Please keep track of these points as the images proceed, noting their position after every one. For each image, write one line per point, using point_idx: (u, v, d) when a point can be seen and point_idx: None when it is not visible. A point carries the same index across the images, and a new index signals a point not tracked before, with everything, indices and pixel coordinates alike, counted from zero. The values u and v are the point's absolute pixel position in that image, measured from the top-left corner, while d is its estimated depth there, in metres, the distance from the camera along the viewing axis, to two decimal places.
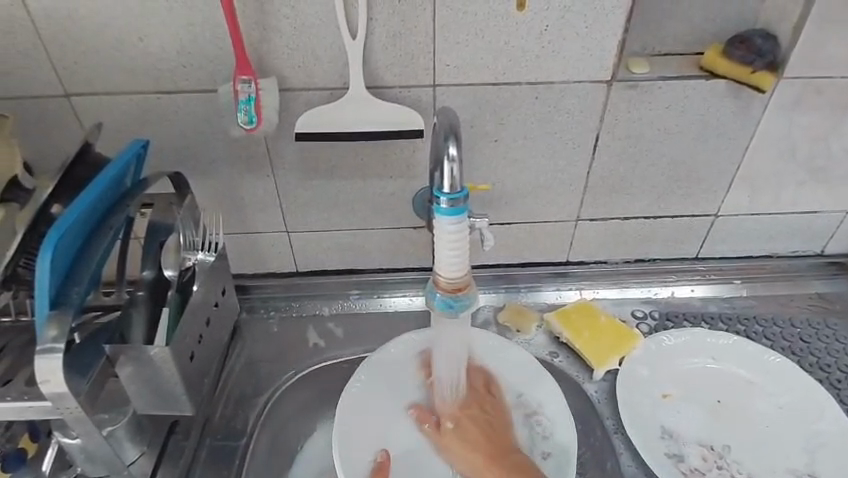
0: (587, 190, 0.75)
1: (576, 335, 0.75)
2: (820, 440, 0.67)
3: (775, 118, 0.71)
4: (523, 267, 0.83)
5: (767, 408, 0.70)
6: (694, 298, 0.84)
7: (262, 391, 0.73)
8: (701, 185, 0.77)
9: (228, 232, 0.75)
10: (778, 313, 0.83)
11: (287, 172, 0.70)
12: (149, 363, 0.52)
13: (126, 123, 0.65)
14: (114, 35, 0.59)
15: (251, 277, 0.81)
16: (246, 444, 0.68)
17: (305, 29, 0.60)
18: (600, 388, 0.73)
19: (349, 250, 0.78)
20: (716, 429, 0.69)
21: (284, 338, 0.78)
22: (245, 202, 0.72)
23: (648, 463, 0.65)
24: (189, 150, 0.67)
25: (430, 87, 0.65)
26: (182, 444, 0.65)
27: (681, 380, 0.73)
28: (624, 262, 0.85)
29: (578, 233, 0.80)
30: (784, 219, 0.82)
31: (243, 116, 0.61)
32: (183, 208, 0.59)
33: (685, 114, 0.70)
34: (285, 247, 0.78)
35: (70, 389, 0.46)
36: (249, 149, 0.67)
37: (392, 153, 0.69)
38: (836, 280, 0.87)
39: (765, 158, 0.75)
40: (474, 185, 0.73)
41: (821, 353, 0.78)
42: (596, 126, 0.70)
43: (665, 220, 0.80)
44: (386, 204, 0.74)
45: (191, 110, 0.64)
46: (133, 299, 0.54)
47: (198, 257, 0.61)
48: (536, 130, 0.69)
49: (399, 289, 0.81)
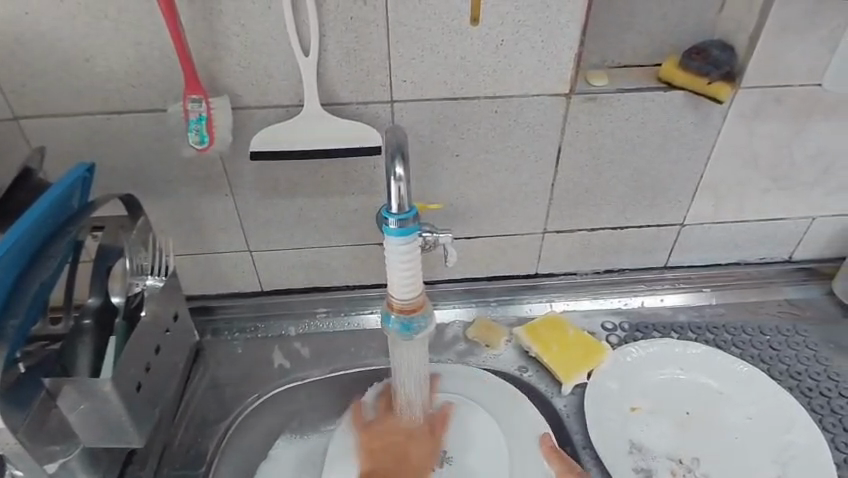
0: (552, 204, 0.75)
1: (544, 349, 0.74)
2: (791, 451, 0.66)
3: (735, 128, 0.72)
4: (492, 281, 0.83)
5: (736, 419, 0.70)
6: (664, 307, 0.84)
7: (224, 417, 0.71)
8: (666, 195, 0.77)
9: (189, 253, 0.74)
10: (748, 320, 0.83)
11: (247, 191, 0.69)
12: (91, 395, 0.50)
13: (76, 145, 0.63)
14: (59, 56, 0.58)
15: (215, 297, 0.79)
16: (205, 473, 0.66)
17: (256, 47, 0.59)
18: (570, 403, 0.72)
19: (314, 268, 0.77)
20: (685, 442, 0.68)
21: (249, 360, 0.77)
22: (205, 222, 0.71)
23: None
24: (143, 171, 0.66)
25: (387, 103, 0.64)
26: (138, 474, 0.63)
27: (650, 393, 0.72)
28: (594, 273, 0.84)
29: (546, 245, 0.80)
30: (750, 226, 0.82)
31: (194, 136, 0.60)
32: (133, 232, 0.57)
33: (645, 125, 0.70)
34: (248, 267, 0.76)
35: (7, 424, 0.46)
36: (205, 168, 0.66)
37: (353, 169, 0.68)
38: (805, 286, 0.87)
39: (728, 167, 0.75)
40: (426, 206, 0.72)
41: (791, 361, 0.78)
42: (557, 139, 0.69)
43: (632, 230, 0.80)
44: (349, 221, 0.73)
45: (143, 131, 0.63)
46: (78, 328, 0.53)
47: (147, 282, 0.58)
48: (497, 144, 0.69)
49: (366, 306, 0.80)
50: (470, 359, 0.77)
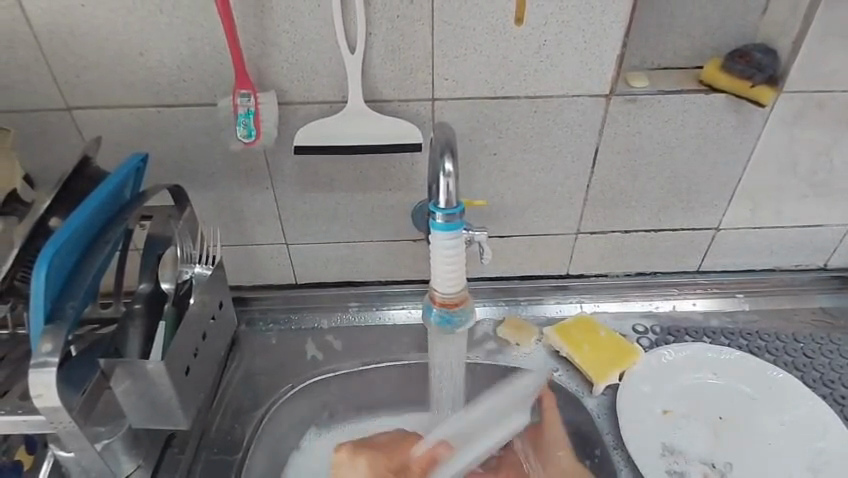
0: (587, 205, 0.75)
1: (575, 348, 0.74)
2: (824, 457, 0.66)
3: (776, 133, 0.71)
4: (522, 280, 0.83)
5: (770, 425, 0.69)
6: (695, 312, 0.84)
7: (259, 406, 0.72)
8: (702, 198, 0.76)
9: (228, 244, 0.76)
10: (781, 327, 0.82)
11: (286, 185, 0.70)
12: (143, 377, 0.52)
13: (127, 136, 0.65)
14: (115, 50, 0.60)
15: (250, 289, 0.81)
16: (242, 458, 0.67)
17: (304, 44, 0.60)
18: (600, 403, 0.72)
19: (348, 262, 0.78)
20: (718, 446, 0.68)
21: (282, 350, 0.78)
22: (245, 214, 0.73)
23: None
24: (189, 164, 0.68)
25: (428, 101, 0.65)
26: (177, 457, 0.65)
27: (682, 396, 0.72)
28: (625, 275, 0.84)
29: (578, 246, 0.80)
30: (786, 233, 0.81)
31: (241, 130, 0.62)
32: (182, 221, 0.59)
33: (684, 128, 0.70)
34: (285, 260, 0.78)
35: (63, 404, 0.46)
36: (249, 162, 0.68)
37: (391, 166, 0.69)
38: (841, 295, 0.86)
39: (766, 171, 0.75)
40: (472, 202, 0.73)
41: (825, 369, 0.77)
42: (595, 140, 0.70)
43: (666, 233, 0.80)
44: (385, 216, 0.74)
45: (191, 124, 0.65)
46: (130, 311, 0.55)
47: (195, 271, 0.61)
48: (534, 144, 0.69)
49: (398, 302, 0.81)
50: (500, 358, 0.77)
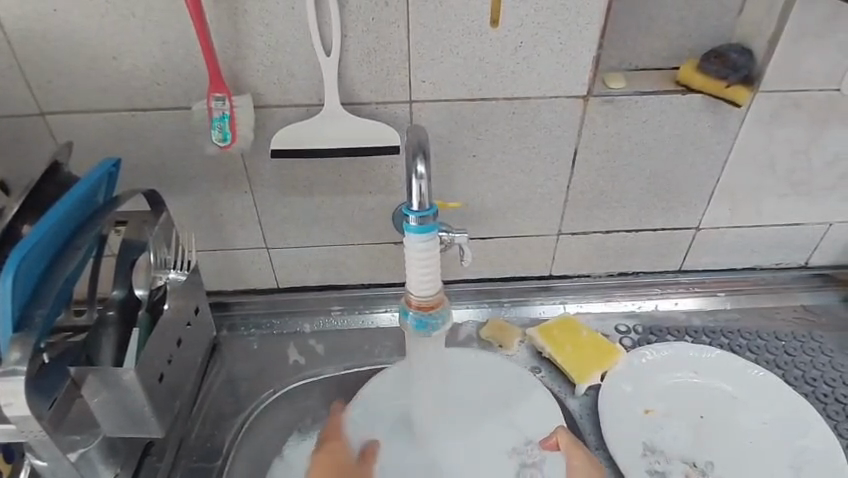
0: (567, 206, 0.76)
1: (558, 349, 0.74)
2: (805, 456, 0.66)
3: (754, 132, 0.72)
4: (505, 281, 0.83)
5: (752, 424, 0.69)
6: (678, 311, 0.84)
7: (240, 411, 0.72)
8: (682, 198, 0.77)
9: (208, 249, 0.75)
10: (763, 326, 0.83)
11: (266, 189, 0.70)
12: (117, 385, 0.51)
13: (102, 141, 0.65)
14: (88, 54, 0.59)
15: (231, 293, 0.80)
16: (222, 466, 0.67)
17: (279, 46, 0.60)
18: (583, 403, 0.72)
19: (330, 266, 0.78)
20: (700, 445, 0.68)
21: (264, 355, 0.78)
22: (224, 219, 0.72)
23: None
24: (166, 168, 0.67)
25: (407, 103, 0.65)
26: (156, 466, 0.63)
27: (664, 396, 0.72)
28: (607, 276, 0.85)
29: (560, 247, 0.80)
30: (766, 231, 0.82)
31: (217, 133, 0.61)
32: (157, 226, 0.58)
33: (662, 128, 0.70)
34: (266, 264, 0.77)
35: (33, 412, 0.45)
36: (226, 166, 0.67)
37: (371, 169, 0.69)
38: (822, 292, 0.86)
39: (745, 170, 0.75)
40: (445, 205, 0.73)
41: (807, 366, 0.78)
42: (574, 141, 0.70)
43: (647, 233, 0.80)
44: (366, 219, 0.73)
45: (167, 128, 0.64)
46: (103, 319, 0.54)
47: (170, 277, 0.60)
48: (514, 145, 0.69)
49: (381, 305, 0.81)
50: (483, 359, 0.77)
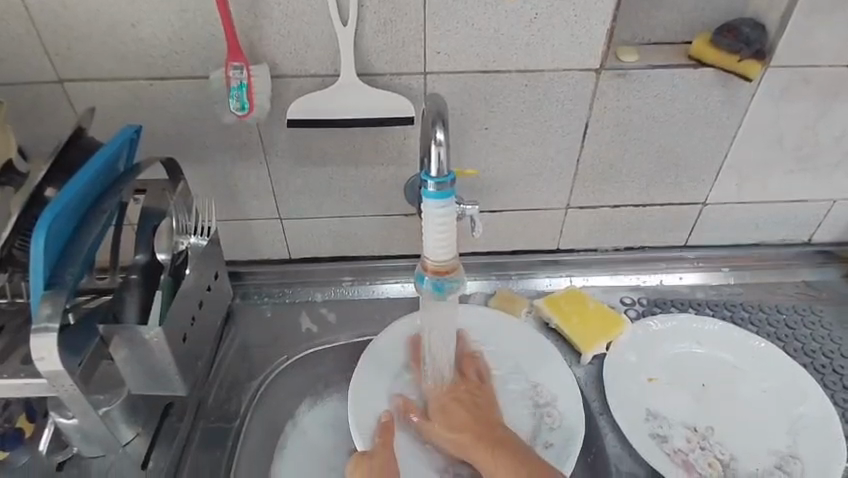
0: (577, 179, 0.77)
1: (564, 320, 0.76)
2: (802, 423, 0.68)
3: (763, 108, 0.72)
4: (513, 255, 0.85)
5: (751, 392, 0.71)
6: (682, 285, 0.86)
7: (255, 376, 0.74)
8: (690, 173, 0.78)
9: (223, 219, 0.76)
10: (764, 299, 0.85)
11: (280, 159, 0.71)
12: (140, 343, 0.53)
13: (119, 109, 0.65)
14: (107, 22, 0.59)
15: (245, 264, 0.82)
16: (239, 427, 0.69)
17: (296, 16, 0.60)
18: (588, 371, 0.74)
19: (342, 237, 0.79)
20: (701, 411, 0.70)
21: (277, 322, 0.79)
22: (239, 188, 0.73)
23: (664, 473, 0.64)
24: (183, 137, 0.68)
25: (421, 75, 0.66)
26: (176, 425, 0.66)
27: (666, 365, 0.74)
28: (614, 250, 0.86)
29: (568, 221, 0.81)
30: (771, 208, 0.83)
31: (235, 103, 0.62)
32: (176, 195, 0.60)
33: (673, 103, 0.71)
34: (280, 234, 0.78)
35: (65, 367, 0.47)
36: (242, 135, 0.68)
37: (384, 140, 0.70)
38: (823, 268, 0.88)
39: (753, 146, 0.76)
40: (463, 171, 0.74)
41: (807, 339, 0.80)
42: (586, 115, 0.71)
43: (654, 208, 0.81)
44: (379, 191, 0.75)
45: (184, 97, 0.65)
46: (126, 282, 0.54)
47: (191, 242, 0.61)
48: (526, 118, 0.70)
49: (392, 276, 0.83)
50: None
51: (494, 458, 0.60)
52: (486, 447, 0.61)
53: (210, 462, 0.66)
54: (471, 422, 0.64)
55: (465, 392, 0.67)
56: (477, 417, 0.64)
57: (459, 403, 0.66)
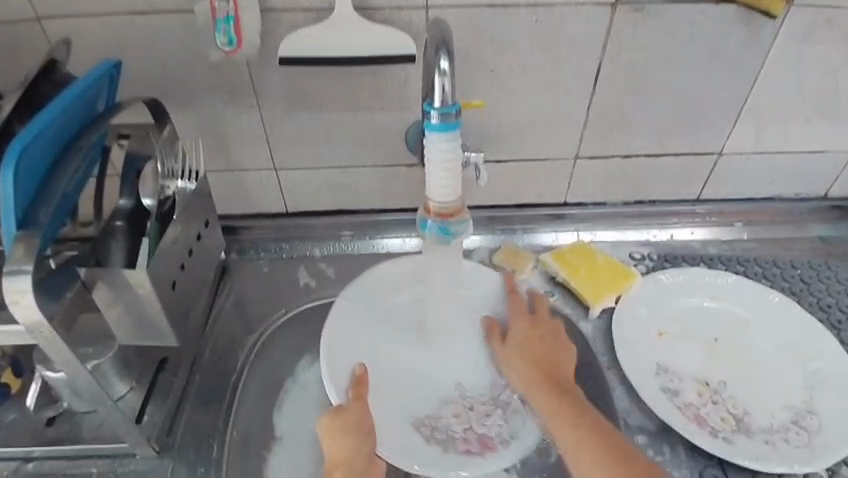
0: (587, 127, 0.72)
1: (572, 273, 0.73)
2: (819, 377, 0.66)
3: (789, 47, 0.68)
4: (518, 209, 0.81)
5: (765, 346, 0.69)
6: (694, 240, 0.83)
7: (252, 331, 0.72)
8: (706, 120, 0.74)
9: (215, 170, 0.73)
10: (778, 255, 0.82)
11: (273, 104, 0.66)
12: (126, 288, 0.51)
13: (98, 47, 0.61)
14: None
15: (239, 218, 0.78)
16: (237, 381, 0.68)
17: None
18: (593, 325, 0.73)
19: (340, 189, 0.76)
20: (713, 366, 0.68)
21: (274, 277, 0.77)
22: (230, 136, 0.69)
23: (675, 428, 0.61)
24: (168, 78, 0.64)
25: (423, 9, 0.61)
26: (171, 379, 0.62)
27: (677, 320, 0.71)
28: (624, 204, 0.82)
29: (577, 172, 0.77)
30: (790, 159, 0.79)
31: (221, 37, 0.58)
32: (162, 138, 0.55)
33: (692, 42, 0.66)
34: (275, 186, 0.75)
35: (44, 314, 0.44)
36: (232, 76, 0.64)
37: (384, 82, 0.66)
38: (839, 224, 0.85)
39: (775, 91, 0.71)
40: (469, 104, 0.65)
41: (821, 294, 0.77)
42: (599, 55, 0.66)
43: (667, 158, 0.77)
44: (378, 139, 0.71)
45: (167, 32, 0.60)
46: (111, 228, 0.53)
47: (177, 186, 0.57)
48: (534, 59, 0.66)
49: (393, 230, 0.79)
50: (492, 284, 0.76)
51: (568, 413, 0.57)
52: (551, 401, 0.58)
53: (208, 417, 0.64)
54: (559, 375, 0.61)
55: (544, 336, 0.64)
56: (551, 363, 0.62)
57: (545, 351, 0.63)
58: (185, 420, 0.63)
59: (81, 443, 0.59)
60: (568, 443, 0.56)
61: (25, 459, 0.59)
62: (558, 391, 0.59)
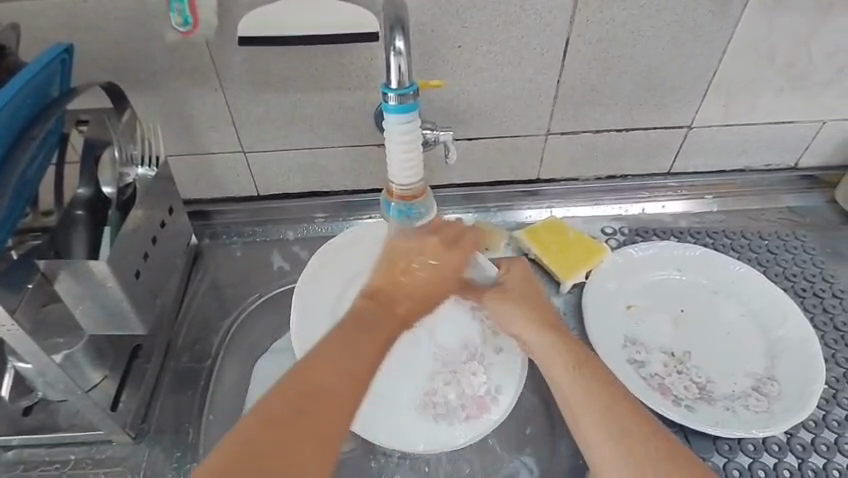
0: (557, 103, 0.72)
1: (544, 250, 0.74)
2: (781, 345, 0.68)
3: (756, 18, 0.67)
4: (491, 186, 0.81)
5: (729, 316, 0.71)
6: (664, 214, 0.84)
7: (227, 315, 0.72)
8: (676, 93, 0.73)
9: (182, 154, 0.71)
10: (747, 226, 0.83)
11: (237, 85, 0.65)
12: (88, 278, 0.51)
13: (50, 29, 0.59)
14: None
15: (210, 203, 0.77)
16: (212, 365, 0.67)
17: None
18: (567, 301, 0.73)
19: (310, 171, 0.75)
20: (678, 337, 0.70)
21: (247, 262, 0.77)
22: (195, 119, 0.68)
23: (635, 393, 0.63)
24: (125, 61, 0.62)
25: None
26: (144, 367, 0.62)
27: (646, 292, 0.73)
28: (595, 180, 0.83)
29: (548, 148, 0.77)
30: (760, 132, 0.80)
31: (177, 17, 0.57)
32: (121, 124, 0.55)
33: (659, 14, 0.66)
34: (244, 170, 0.74)
35: (4, 306, 0.44)
36: (192, 58, 0.62)
37: (349, 62, 0.64)
38: (808, 195, 0.86)
39: (743, 63, 0.71)
40: (427, 84, 0.67)
41: (788, 264, 0.79)
42: (566, 30, 0.65)
43: (638, 132, 0.77)
44: (346, 119, 0.70)
45: (121, 13, 0.58)
46: (72, 218, 0.53)
47: (138, 172, 0.56)
48: (501, 34, 0.65)
49: (366, 211, 0.79)
50: None
51: (573, 374, 0.52)
52: (570, 359, 0.53)
53: (183, 402, 0.64)
54: (564, 334, 0.57)
55: (522, 289, 0.61)
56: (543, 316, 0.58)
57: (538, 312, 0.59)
58: (160, 404, 0.63)
59: (57, 432, 0.59)
60: (596, 407, 0.49)
61: (4, 447, 0.60)
62: (571, 345, 0.55)
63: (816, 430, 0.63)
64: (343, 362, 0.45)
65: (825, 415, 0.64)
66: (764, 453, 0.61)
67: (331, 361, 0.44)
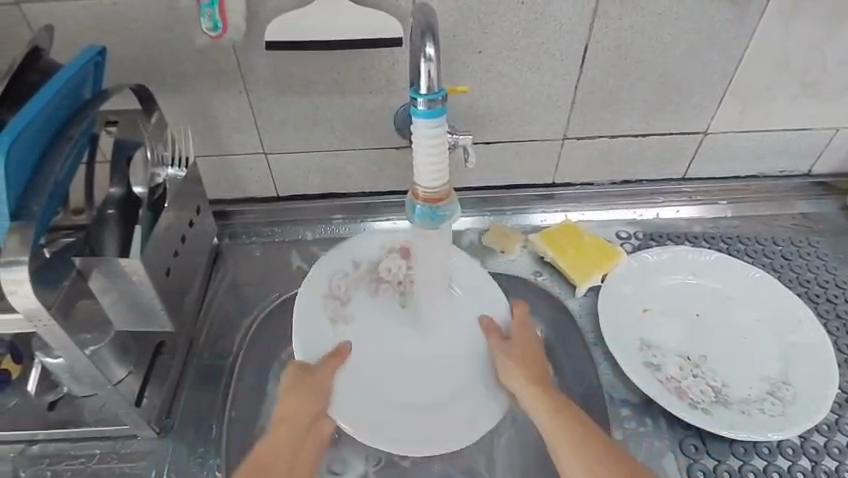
0: (575, 108, 0.73)
1: (560, 253, 0.75)
2: (796, 350, 0.68)
3: (772, 27, 0.68)
4: (508, 190, 0.83)
5: (744, 321, 0.72)
6: (679, 219, 0.84)
7: (247, 313, 0.73)
8: (692, 99, 0.74)
9: (205, 155, 0.73)
10: (761, 232, 0.84)
11: (261, 88, 0.66)
12: (122, 276, 0.52)
13: (82, 33, 0.60)
14: None
15: (231, 203, 0.79)
16: (233, 363, 0.68)
17: None
18: (582, 304, 0.74)
19: (329, 173, 0.76)
20: (693, 340, 0.70)
21: (267, 261, 0.78)
22: (219, 121, 0.69)
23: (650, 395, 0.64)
24: (154, 64, 0.63)
25: None
26: (168, 363, 0.63)
27: (662, 296, 0.74)
28: (610, 184, 0.84)
29: (565, 152, 0.78)
30: (774, 138, 0.80)
31: (206, 21, 0.58)
32: (151, 125, 0.55)
33: (678, 22, 0.66)
34: (265, 171, 0.75)
35: (42, 302, 0.45)
36: (219, 61, 0.64)
37: (371, 66, 0.66)
38: (821, 201, 0.87)
39: (759, 70, 0.72)
40: (454, 89, 0.67)
41: (802, 269, 0.79)
42: (586, 35, 0.66)
43: (654, 138, 0.78)
44: (366, 122, 0.71)
45: (151, 18, 0.60)
46: (103, 217, 0.54)
47: (168, 173, 0.57)
48: (521, 40, 0.66)
49: (383, 213, 0.80)
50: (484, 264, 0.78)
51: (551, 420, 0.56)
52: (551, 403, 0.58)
53: (206, 399, 0.65)
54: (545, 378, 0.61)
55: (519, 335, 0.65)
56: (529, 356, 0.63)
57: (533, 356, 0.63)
58: (184, 401, 0.64)
59: (83, 427, 0.60)
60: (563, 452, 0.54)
61: (30, 441, 0.61)
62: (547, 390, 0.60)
63: (828, 434, 0.64)
64: (282, 453, 0.54)
65: (838, 419, 0.65)
66: (778, 456, 0.62)
67: (271, 453, 0.53)
